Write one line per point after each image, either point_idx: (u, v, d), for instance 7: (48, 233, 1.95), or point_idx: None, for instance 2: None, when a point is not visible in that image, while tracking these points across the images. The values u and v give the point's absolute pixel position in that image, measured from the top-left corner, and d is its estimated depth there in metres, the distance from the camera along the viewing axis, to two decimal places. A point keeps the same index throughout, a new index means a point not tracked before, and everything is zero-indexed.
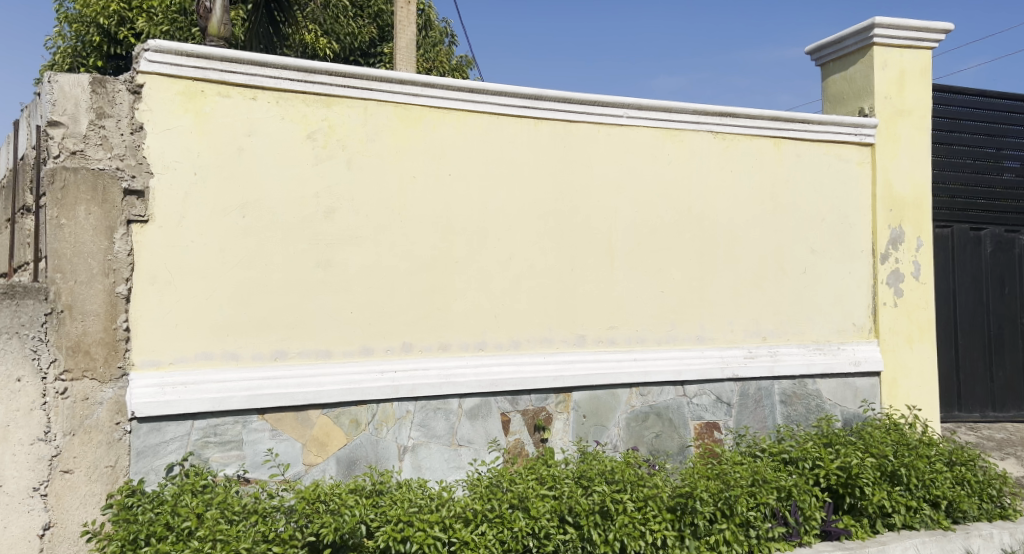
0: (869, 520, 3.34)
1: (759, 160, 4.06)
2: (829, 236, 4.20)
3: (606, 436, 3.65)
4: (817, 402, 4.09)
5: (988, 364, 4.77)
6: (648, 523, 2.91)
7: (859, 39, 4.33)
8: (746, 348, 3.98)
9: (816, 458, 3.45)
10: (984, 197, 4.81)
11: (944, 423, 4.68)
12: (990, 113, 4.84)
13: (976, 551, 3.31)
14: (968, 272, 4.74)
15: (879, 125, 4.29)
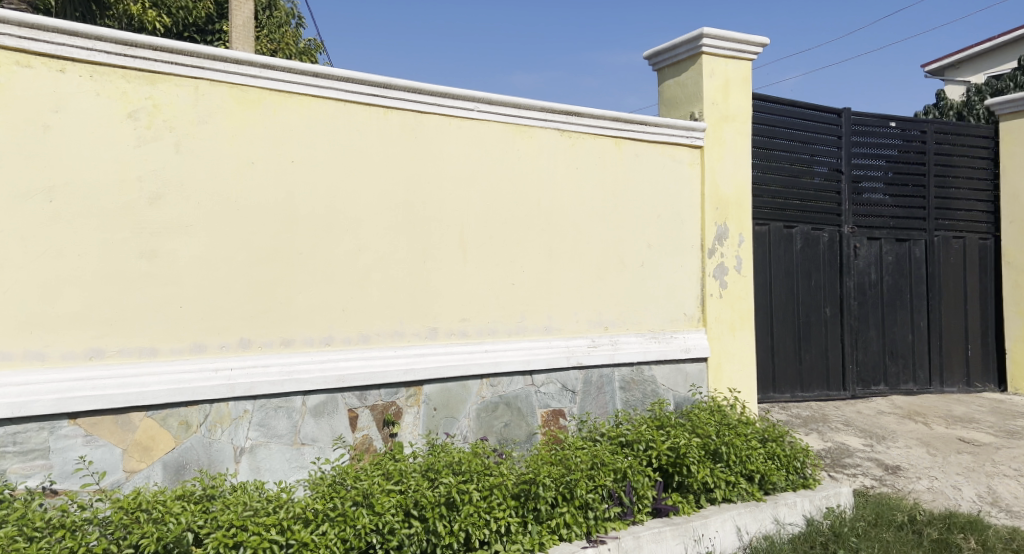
0: (694, 496, 3.60)
1: (601, 159, 4.23)
2: (665, 232, 4.46)
3: (455, 428, 3.67)
4: (652, 388, 4.35)
5: (797, 348, 5.28)
6: (493, 511, 2.97)
7: (690, 48, 4.62)
8: (590, 337, 4.15)
9: (650, 440, 3.67)
10: (798, 198, 5.30)
11: (761, 402, 5.13)
12: (804, 123, 5.35)
13: (782, 519, 3.65)
14: (782, 266, 5.22)
15: (707, 129, 4.61)
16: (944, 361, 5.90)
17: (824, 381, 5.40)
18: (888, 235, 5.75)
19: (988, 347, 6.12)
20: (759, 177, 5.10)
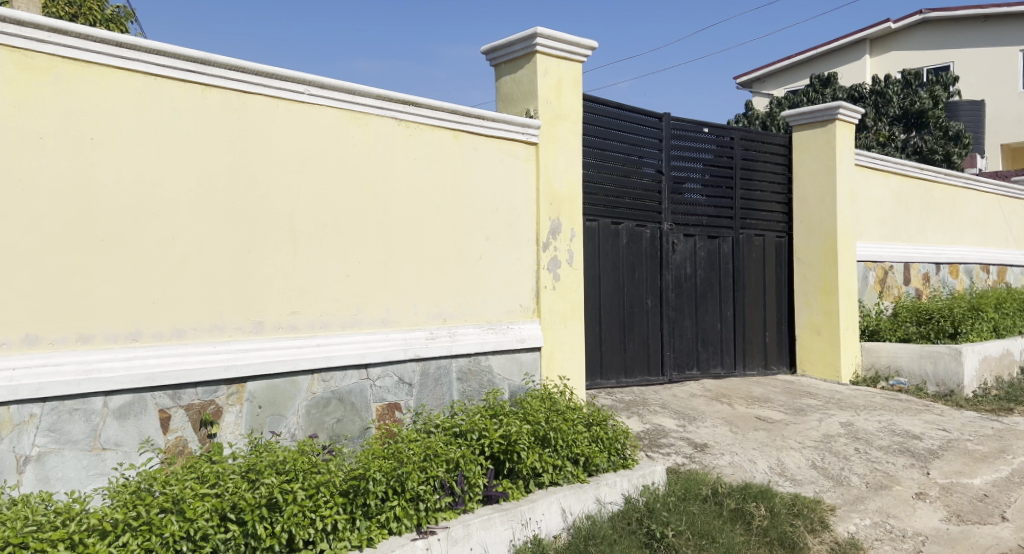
0: (523, 482, 3.69)
1: (439, 150, 4.22)
2: (501, 225, 4.53)
3: (282, 426, 3.51)
4: (488, 378, 4.40)
5: (622, 336, 5.58)
6: (319, 510, 2.87)
7: (525, 46, 4.72)
8: (427, 329, 4.12)
9: (482, 429, 3.72)
10: (629, 197, 5.61)
11: (589, 389, 5.36)
12: (634, 126, 5.66)
13: (604, 499, 3.83)
14: (610, 260, 5.48)
15: (542, 127, 4.74)
16: (748, 346, 6.48)
17: (646, 368, 5.74)
18: (702, 232, 6.22)
19: (785, 334, 6.79)
20: (593, 176, 5.33)
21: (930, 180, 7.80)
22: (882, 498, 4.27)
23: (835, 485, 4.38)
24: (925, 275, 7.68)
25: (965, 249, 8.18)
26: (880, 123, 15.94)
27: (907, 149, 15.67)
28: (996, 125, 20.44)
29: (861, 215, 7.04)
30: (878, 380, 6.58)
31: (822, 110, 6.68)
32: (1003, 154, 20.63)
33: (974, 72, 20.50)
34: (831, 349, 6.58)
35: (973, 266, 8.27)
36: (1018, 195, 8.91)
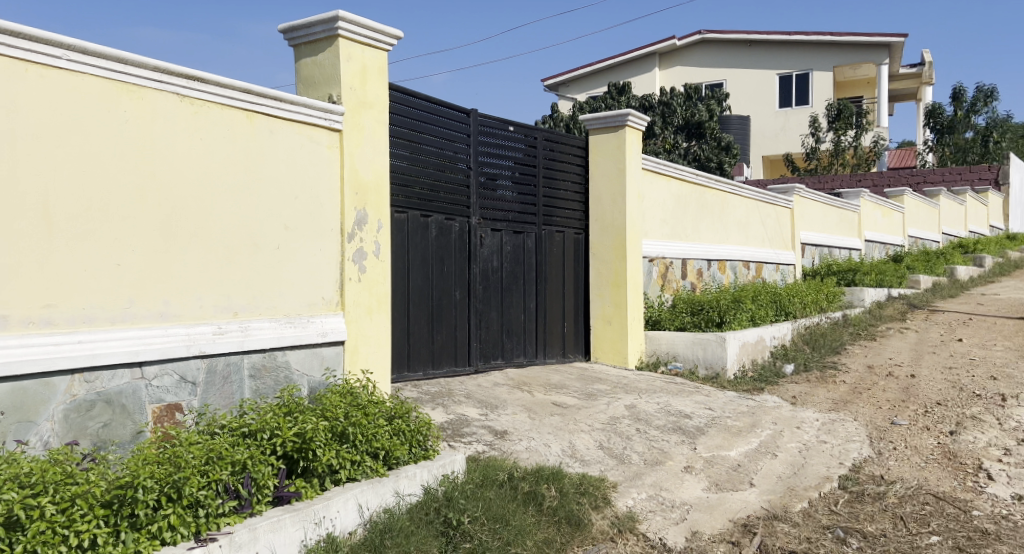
0: (319, 479, 3.54)
1: (229, 132, 3.93)
2: (301, 213, 4.32)
3: (32, 433, 3.09)
4: (285, 374, 4.18)
5: (430, 328, 5.58)
6: (73, 524, 2.58)
7: (326, 28, 4.54)
8: (215, 324, 3.84)
9: (274, 427, 3.52)
10: (444, 192, 5.71)
11: (396, 381, 5.30)
12: (446, 122, 5.74)
13: (402, 491, 3.78)
14: (419, 253, 5.45)
15: (345, 114, 4.58)
16: (548, 337, 6.76)
17: (453, 359, 5.79)
18: (508, 227, 6.38)
19: (581, 325, 7.18)
20: (408, 168, 5.36)
21: (703, 185, 8.59)
22: (656, 473, 4.65)
23: (617, 463, 4.70)
24: (698, 270, 8.48)
25: (731, 247, 9.13)
26: (666, 131, 17.46)
27: (688, 156, 17.27)
28: (759, 139, 23.02)
29: (647, 215, 7.58)
30: (659, 365, 7.16)
31: (613, 117, 7.08)
32: (763, 164, 23.27)
33: (741, 90, 23.10)
34: (620, 338, 7.03)
35: (737, 262, 9.25)
36: (772, 201, 10.06)
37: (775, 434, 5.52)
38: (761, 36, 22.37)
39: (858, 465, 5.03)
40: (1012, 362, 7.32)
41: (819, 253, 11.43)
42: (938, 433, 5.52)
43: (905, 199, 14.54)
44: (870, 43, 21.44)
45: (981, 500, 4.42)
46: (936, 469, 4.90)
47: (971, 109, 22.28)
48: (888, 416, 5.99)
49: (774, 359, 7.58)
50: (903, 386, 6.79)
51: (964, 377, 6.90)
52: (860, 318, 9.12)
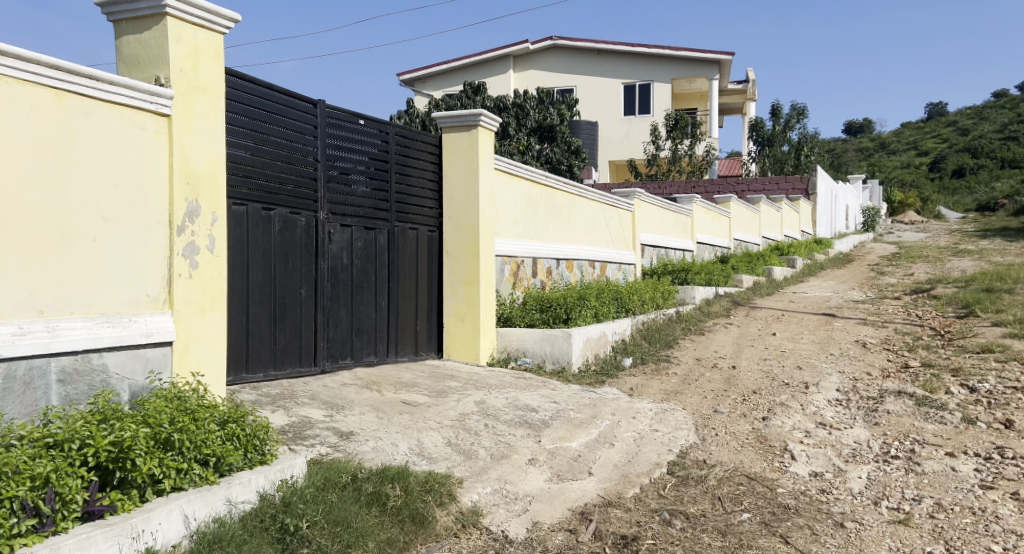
0: (137, 491, 3.27)
1: (33, 112, 3.55)
2: (121, 204, 3.98)
3: None
4: (101, 378, 3.85)
5: (271, 327, 5.32)
6: None
7: (152, 5, 4.21)
8: (15, 324, 3.45)
9: (86, 436, 3.21)
10: (292, 184, 5.51)
11: (233, 384, 5.01)
12: (294, 111, 5.53)
13: (234, 499, 3.57)
14: (260, 248, 5.20)
15: (174, 98, 4.28)
16: (400, 335, 6.65)
17: (297, 359, 5.56)
18: (358, 223, 6.22)
19: (434, 322, 7.12)
20: (251, 158, 5.11)
21: (553, 188, 8.81)
22: (502, 466, 4.73)
23: (463, 459, 4.73)
24: (548, 269, 8.73)
25: (579, 247, 9.46)
26: (520, 133, 17.88)
27: (541, 158, 17.72)
28: (605, 144, 24.00)
29: (499, 214, 7.67)
30: (508, 361, 7.27)
31: (465, 116, 7.06)
32: (610, 168, 24.31)
33: (590, 96, 24.02)
34: (472, 335, 7.05)
35: (584, 262, 9.60)
36: (616, 204, 10.52)
37: (613, 425, 5.79)
38: (608, 46, 23.39)
39: (685, 451, 5.38)
40: (816, 353, 8.14)
41: (657, 254, 12.09)
42: (753, 419, 6.02)
43: (731, 204, 15.77)
44: (703, 60, 22.95)
45: (786, 478, 4.87)
46: (750, 452, 5.34)
47: (788, 124, 24.49)
48: (712, 404, 6.46)
49: (615, 354, 7.93)
50: (725, 376, 7.36)
51: (776, 367, 7.58)
52: (691, 315, 9.77)
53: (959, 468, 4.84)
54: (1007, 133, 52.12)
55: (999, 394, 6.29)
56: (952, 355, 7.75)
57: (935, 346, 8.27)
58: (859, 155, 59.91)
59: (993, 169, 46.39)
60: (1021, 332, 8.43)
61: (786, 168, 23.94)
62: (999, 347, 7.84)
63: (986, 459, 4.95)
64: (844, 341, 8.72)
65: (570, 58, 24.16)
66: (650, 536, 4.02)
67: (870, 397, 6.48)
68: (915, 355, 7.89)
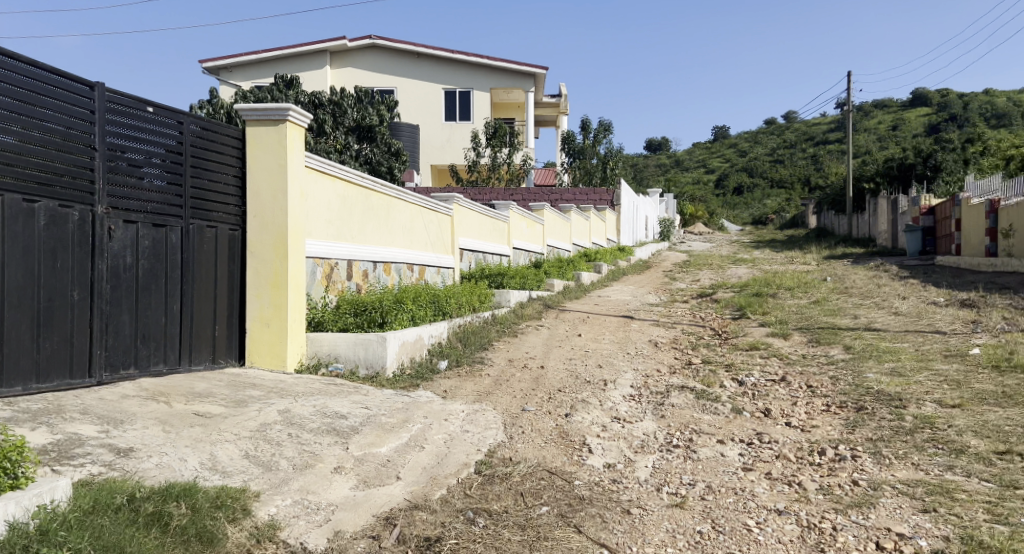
0: None
1: None
2: None
3: None
4: None
5: (33, 335, 4.74)
6: None
7: None
8: None
9: None
10: (68, 176, 5.00)
11: None
12: (67, 93, 4.97)
13: None
14: (19, 245, 4.61)
15: None
16: (193, 341, 6.16)
17: (64, 370, 4.98)
18: (145, 219, 5.71)
19: (236, 326, 6.65)
20: (22, 136, 4.60)
21: (369, 188, 8.37)
22: (304, 476, 4.55)
23: (262, 471, 4.49)
24: (364, 272, 8.29)
25: (396, 250, 9.07)
26: (337, 131, 17.30)
27: (360, 158, 17.40)
28: (427, 147, 23.87)
29: (310, 214, 7.18)
30: (319, 367, 6.92)
31: (273, 110, 6.58)
32: (431, 172, 24.23)
33: (410, 99, 23.88)
34: (278, 340, 6.63)
35: (401, 265, 9.22)
36: (434, 207, 10.15)
37: (425, 427, 5.77)
38: (429, 50, 23.42)
39: (492, 450, 5.50)
40: (615, 352, 8.68)
41: (473, 259, 11.99)
42: (557, 416, 6.30)
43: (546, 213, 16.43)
44: (519, 71, 23.70)
45: (583, 471, 5.15)
46: (551, 447, 5.58)
47: (596, 139, 25.98)
48: (520, 404, 6.66)
49: (432, 356, 7.88)
50: (534, 376, 7.61)
51: (580, 366, 7.99)
52: (505, 317, 9.99)
53: (727, 453, 5.38)
54: (778, 156, 59.00)
55: (762, 386, 7.10)
56: (726, 353, 8.62)
57: (714, 344, 9.15)
58: (658, 170, 64.90)
59: (766, 188, 52.30)
60: (782, 331, 9.57)
61: (594, 180, 25.36)
62: (764, 344, 8.85)
63: (749, 444, 5.55)
64: (639, 341, 9.39)
65: (390, 60, 23.92)
66: (453, 536, 4.07)
67: (658, 392, 7.03)
68: (698, 353, 8.69)
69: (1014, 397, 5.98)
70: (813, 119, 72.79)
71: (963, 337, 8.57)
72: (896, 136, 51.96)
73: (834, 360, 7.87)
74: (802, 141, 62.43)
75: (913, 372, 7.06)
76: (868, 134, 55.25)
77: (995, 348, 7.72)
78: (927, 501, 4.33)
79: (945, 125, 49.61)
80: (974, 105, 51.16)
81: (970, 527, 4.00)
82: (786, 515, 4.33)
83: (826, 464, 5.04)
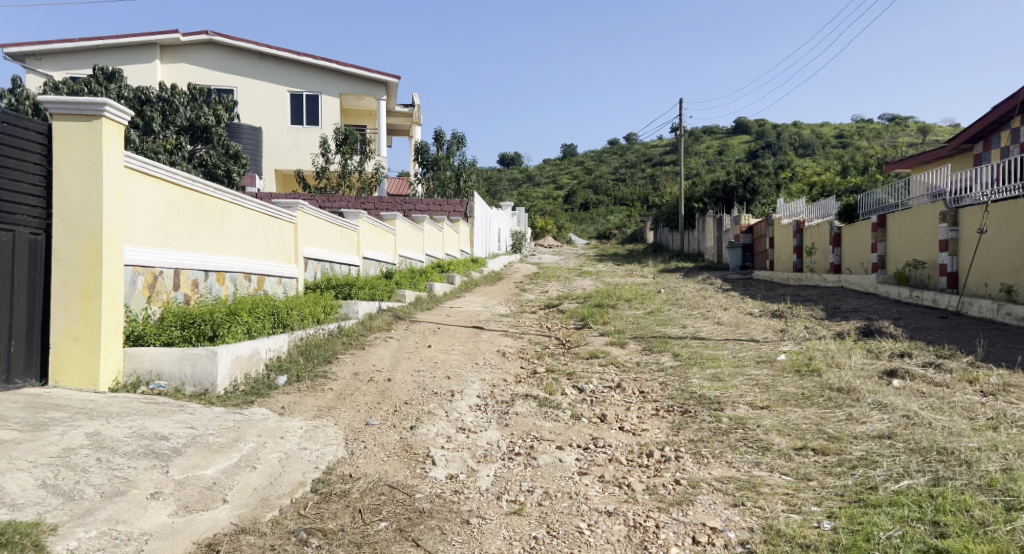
0: None
1: None
2: None
3: None
4: None
5: None
6: None
7: None
8: None
9: None
10: None
11: None
12: None
13: None
14: None
15: None
16: None
17: None
18: None
19: (36, 344, 5.95)
20: None
21: (200, 192, 7.83)
22: (114, 505, 4.19)
23: (61, 502, 4.09)
24: (194, 281, 7.69)
25: (230, 259, 8.37)
26: (167, 129, 16.18)
27: (193, 160, 16.40)
28: (271, 150, 22.76)
29: (129, 218, 6.62)
30: (138, 386, 6.38)
31: (86, 104, 6.04)
32: (275, 177, 23.14)
33: (252, 100, 22.74)
34: (89, 357, 6.05)
35: (237, 274, 8.52)
36: (276, 214, 9.38)
37: (258, 446, 5.49)
38: (273, 50, 22.47)
39: (331, 467, 5.32)
40: (463, 363, 8.71)
41: (321, 267, 10.99)
42: (401, 429, 6.20)
43: (406, 226, 15.93)
44: (370, 79, 23.37)
45: (424, 484, 5.11)
46: (394, 461, 5.49)
47: (450, 151, 25.91)
48: (363, 417, 6.50)
49: (269, 372, 7.42)
50: (380, 388, 7.45)
51: (427, 378, 7.93)
52: (352, 329, 9.54)
53: (565, 459, 5.56)
54: (619, 175, 62.13)
55: (600, 392, 7.41)
56: (569, 361, 8.92)
57: (558, 354, 9.44)
58: (508, 183, 66.25)
59: (609, 205, 54.88)
60: (619, 340, 10.06)
61: (446, 191, 25.42)
62: (603, 353, 9.26)
63: (585, 449, 5.77)
64: (487, 351, 9.49)
65: (230, 58, 22.74)
66: None
67: (503, 401, 7.14)
68: (542, 362, 8.92)
69: (813, 398, 6.66)
70: (650, 141, 77.43)
71: (773, 345, 9.43)
72: (721, 160, 56.40)
73: (665, 367, 8.37)
74: (641, 162, 66.17)
75: (731, 377, 7.67)
76: (698, 157, 59.54)
77: (799, 354, 8.56)
78: (737, 496, 4.71)
79: (762, 152, 54.55)
80: (785, 135, 56.68)
81: (771, 517, 4.40)
82: (615, 516, 4.54)
83: (653, 465, 5.33)
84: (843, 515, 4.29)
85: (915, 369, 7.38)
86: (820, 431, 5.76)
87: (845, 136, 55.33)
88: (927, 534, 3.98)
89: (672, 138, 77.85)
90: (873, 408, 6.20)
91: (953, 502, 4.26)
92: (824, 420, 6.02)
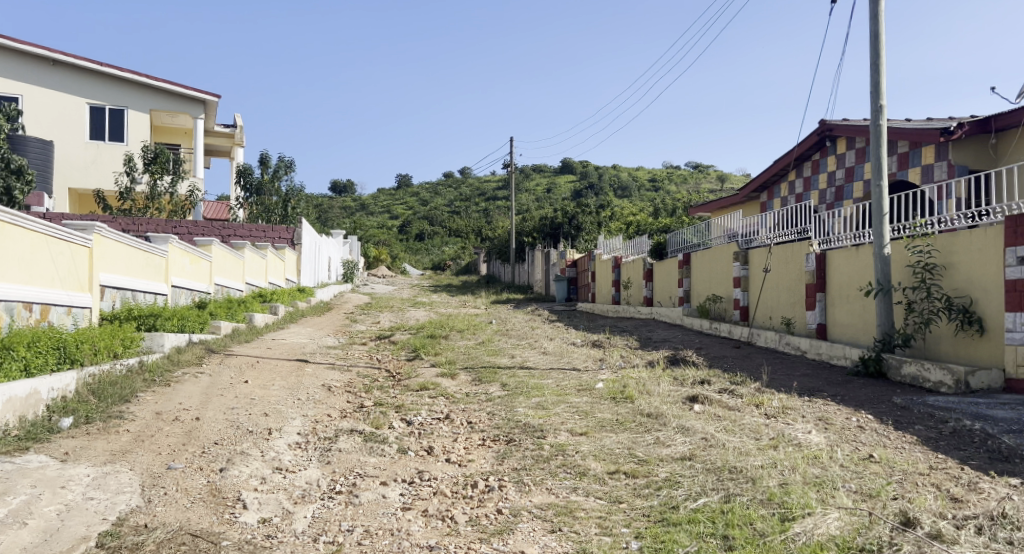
0: None
1: None
2: None
3: None
4: None
5: None
6: None
7: None
8: None
9: None
10: None
11: None
12: None
13: None
14: None
15: None
16: None
17: None
18: None
19: None
20: None
21: None
22: None
23: None
24: None
25: (8, 287, 7.40)
26: None
27: None
28: (63, 167, 20.66)
29: None
30: None
31: None
32: (69, 197, 21.01)
33: (41, 111, 20.52)
34: None
35: (15, 304, 7.54)
36: (66, 237, 8.46)
37: (30, 499, 4.88)
38: (70, 58, 20.54)
39: (123, 518, 4.84)
40: (284, 399, 8.30)
41: (121, 296, 9.98)
42: (209, 472, 5.78)
43: (224, 252, 15.01)
44: (187, 95, 22.25)
45: (233, 530, 4.79)
46: (198, 507, 5.10)
47: (276, 175, 24.88)
48: (165, 461, 5.99)
49: (50, 414, 6.62)
50: (186, 429, 6.90)
51: (242, 416, 7.46)
52: (156, 364, 8.77)
53: (388, 494, 5.45)
54: (454, 208, 62.76)
55: (427, 424, 7.37)
56: (397, 394, 8.77)
57: (386, 386, 9.27)
58: (341, 212, 64.76)
59: (443, 236, 55.19)
60: (449, 372, 10.08)
61: (273, 217, 24.38)
62: (432, 385, 9.22)
63: (409, 483, 5.69)
64: (312, 386, 9.12)
65: (15, 63, 20.38)
66: None
67: (326, 437, 6.88)
68: (369, 396, 8.71)
69: (625, 424, 7.05)
70: (483, 176, 79.09)
71: (593, 373, 9.89)
72: (550, 198, 58.76)
73: (492, 398, 8.48)
74: (474, 196, 67.36)
75: (553, 405, 7.92)
76: (528, 194, 61.60)
77: (615, 382, 9.02)
78: (554, 522, 4.86)
79: (586, 191, 57.50)
80: (606, 177, 60.24)
81: (584, 541, 4.57)
82: (435, 550, 4.51)
83: (476, 496, 5.37)
84: (648, 535, 4.56)
85: (713, 394, 8.04)
86: (630, 455, 6.10)
87: (659, 180, 59.70)
88: (718, 548, 4.33)
89: (505, 174, 80.03)
90: (676, 432, 6.67)
91: (740, 516, 4.67)
92: (635, 445, 6.38)
